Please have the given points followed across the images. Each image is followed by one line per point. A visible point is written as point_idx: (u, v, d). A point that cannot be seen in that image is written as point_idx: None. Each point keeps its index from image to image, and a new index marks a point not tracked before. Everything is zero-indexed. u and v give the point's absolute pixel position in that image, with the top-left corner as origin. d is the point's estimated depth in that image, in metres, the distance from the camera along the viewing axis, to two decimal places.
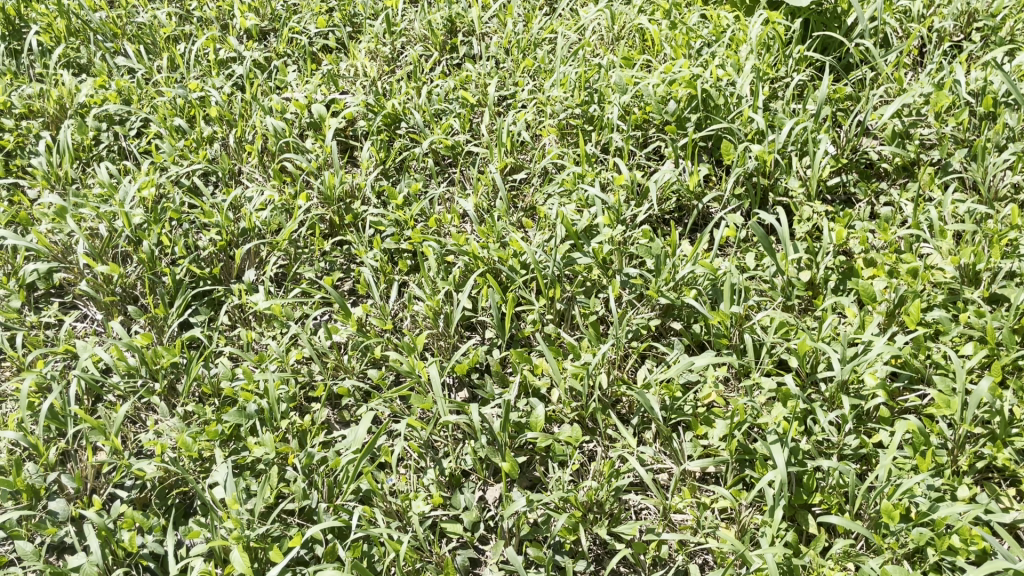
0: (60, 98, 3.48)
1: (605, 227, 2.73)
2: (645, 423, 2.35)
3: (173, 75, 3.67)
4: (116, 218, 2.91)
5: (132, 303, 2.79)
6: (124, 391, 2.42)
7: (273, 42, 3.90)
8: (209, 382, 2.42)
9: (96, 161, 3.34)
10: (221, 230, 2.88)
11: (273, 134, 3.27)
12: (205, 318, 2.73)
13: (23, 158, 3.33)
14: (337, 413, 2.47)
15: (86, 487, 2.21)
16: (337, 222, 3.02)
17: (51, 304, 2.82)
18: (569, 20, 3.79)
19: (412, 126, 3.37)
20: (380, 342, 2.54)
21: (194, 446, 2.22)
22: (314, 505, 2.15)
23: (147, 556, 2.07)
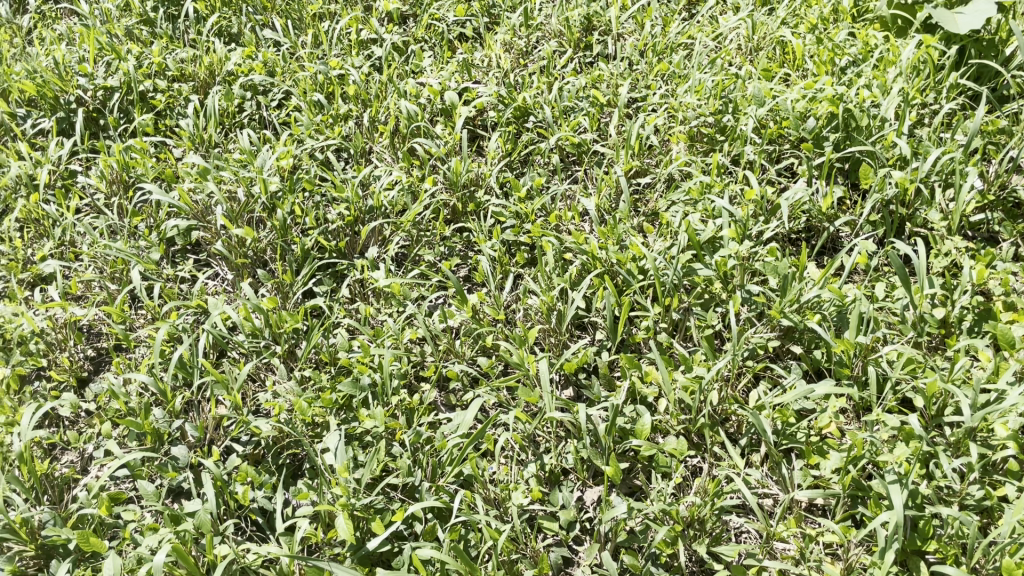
0: (210, 64, 3.63)
1: (731, 241, 2.66)
2: (754, 445, 2.29)
3: (316, 52, 3.79)
4: (254, 185, 3.04)
5: (261, 267, 2.91)
6: (247, 350, 2.52)
7: (412, 26, 3.99)
8: (328, 350, 2.53)
9: (238, 128, 3.48)
10: (350, 205, 2.98)
11: (405, 116, 3.34)
12: (328, 289, 2.81)
13: (171, 118, 3.48)
14: (445, 396, 2.52)
15: (206, 437, 2.32)
16: (460, 209, 3.08)
17: (186, 260, 2.96)
18: (707, 28, 3.73)
19: (540, 121, 3.39)
20: (492, 332, 2.57)
21: (309, 411, 2.30)
22: (417, 483, 2.19)
23: (257, 511, 2.15)
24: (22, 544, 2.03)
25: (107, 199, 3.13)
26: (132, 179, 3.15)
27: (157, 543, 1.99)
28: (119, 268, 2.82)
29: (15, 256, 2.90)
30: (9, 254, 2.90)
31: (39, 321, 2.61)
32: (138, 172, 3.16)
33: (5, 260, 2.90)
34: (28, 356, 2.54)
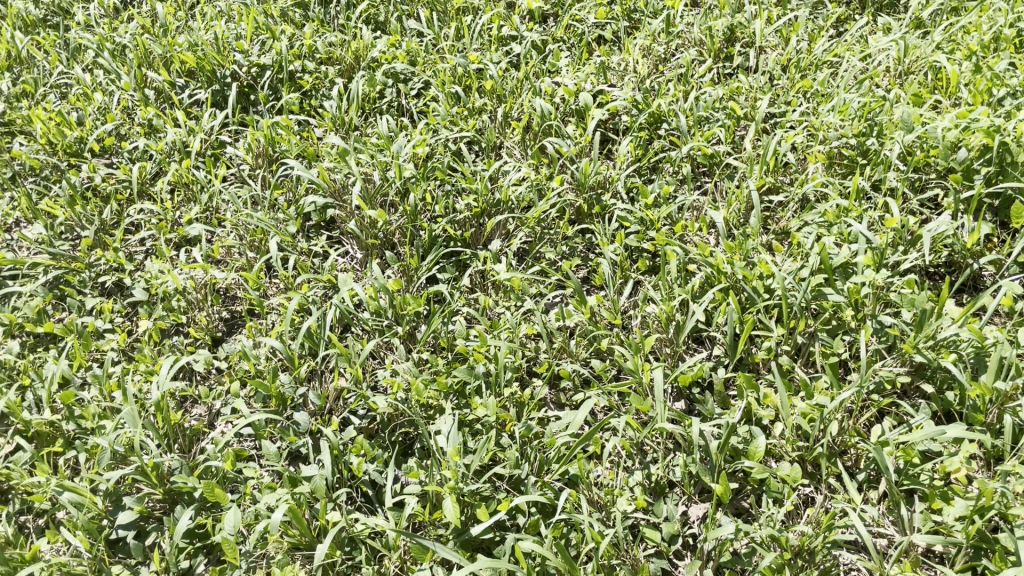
0: (357, 50, 3.75)
1: (867, 268, 2.56)
2: (872, 481, 2.21)
3: (457, 45, 3.88)
4: (389, 170, 3.14)
5: (390, 249, 2.99)
6: (370, 327, 2.63)
7: (552, 26, 4.03)
8: (446, 336, 2.59)
9: (377, 114, 3.59)
10: (479, 197, 3.04)
11: (539, 114, 3.37)
12: (450, 276, 2.88)
13: (316, 99, 3.63)
14: (555, 394, 2.53)
15: (326, 407, 2.42)
16: (585, 210, 3.07)
17: (320, 235, 3.08)
18: (856, 48, 3.61)
19: (674, 129, 3.36)
20: (608, 335, 2.56)
21: (424, 393, 2.36)
22: (523, 476, 2.21)
23: (368, 483, 2.22)
24: (152, 486, 2.16)
25: (252, 171, 3.30)
26: (276, 154, 3.30)
27: (274, 502, 2.07)
28: (258, 238, 2.96)
29: (164, 217, 3.08)
30: (160, 215, 3.08)
31: (182, 280, 2.77)
32: (283, 148, 3.31)
33: (155, 219, 3.08)
34: (170, 312, 2.70)
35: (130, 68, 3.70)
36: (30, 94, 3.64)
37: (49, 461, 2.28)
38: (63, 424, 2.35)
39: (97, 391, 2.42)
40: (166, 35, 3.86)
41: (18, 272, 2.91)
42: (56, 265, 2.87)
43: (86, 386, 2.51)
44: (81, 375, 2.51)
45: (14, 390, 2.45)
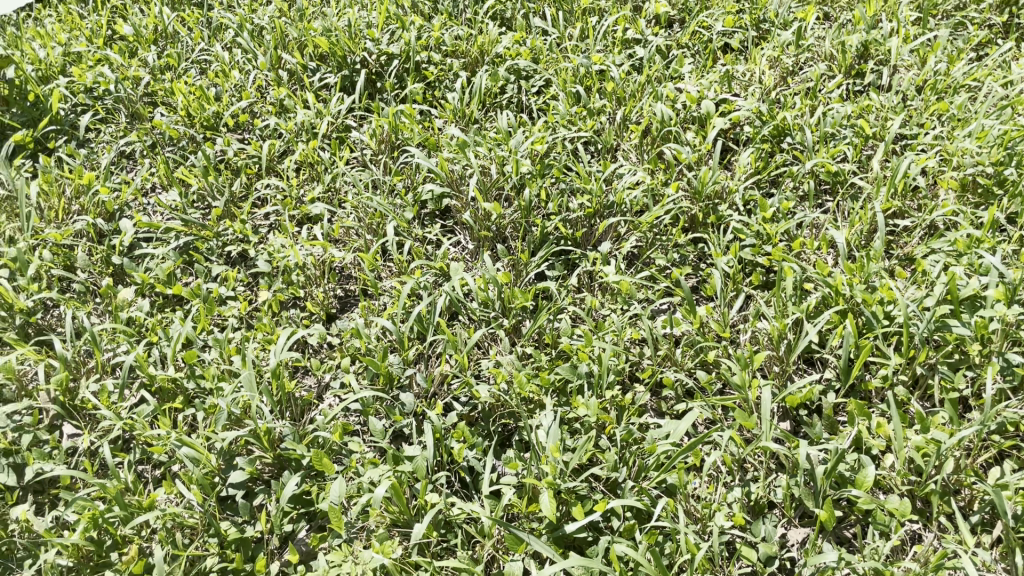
0: (483, 44, 3.80)
1: (997, 303, 2.44)
2: (986, 524, 2.11)
3: (581, 45, 3.88)
4: (506, 164, 3.18)
5: (501, 242, 3.03)
6: (478, 317, 2.68)
7: (678, 31, 3.99)
8: (551, 333, 2.60)
9: (498, 109, 3.62)
10: (593, 198, 3.02)
11: (660, 119, 3.34)
12: (559, 274, 2.88)
13: (440, 90, 3.71)
14: (656, 401, 2.50)
15: (431, 390, 2.48)
16: (700, 219, 3.01)
17: (434, 223, 3.14)
18: (998, 73, 3.45)
19: (797, 143, 3.28)
20: (716, 348, 2.51)
21: (527, 387, 2.38)
22: (620, 479, 2.21)
23: (466, 469, 2.27)
24: (263, 450, 2.26)
25: (375, 156, 3.39)
26: (398, 142, 3.39)
27: (377, 478, 2.15)
28: (376, 221, 3.06)
29: (289, 194, 3.21)
30: (285, 191, 3.21)
31: (302, 256, 2.89)
32: (405, 136, 3.40)
33: (280, 195, 3.21)
34: (289, 285, 2.83)
35: (266, 49, 3.85)
36: (173, 67, 3.82)
37: (170, 416, 2.41)
38: (185, 382, 2.48)
39: (218, 354, 2.55)
40: (302, 19, 4.00)
41: (152, 236, 3.08)
42: (188, 231, 3.03)
43: (207, 348, 2.64)
44: (204, 337, 2.65)
45: (143, 345, 2.59)
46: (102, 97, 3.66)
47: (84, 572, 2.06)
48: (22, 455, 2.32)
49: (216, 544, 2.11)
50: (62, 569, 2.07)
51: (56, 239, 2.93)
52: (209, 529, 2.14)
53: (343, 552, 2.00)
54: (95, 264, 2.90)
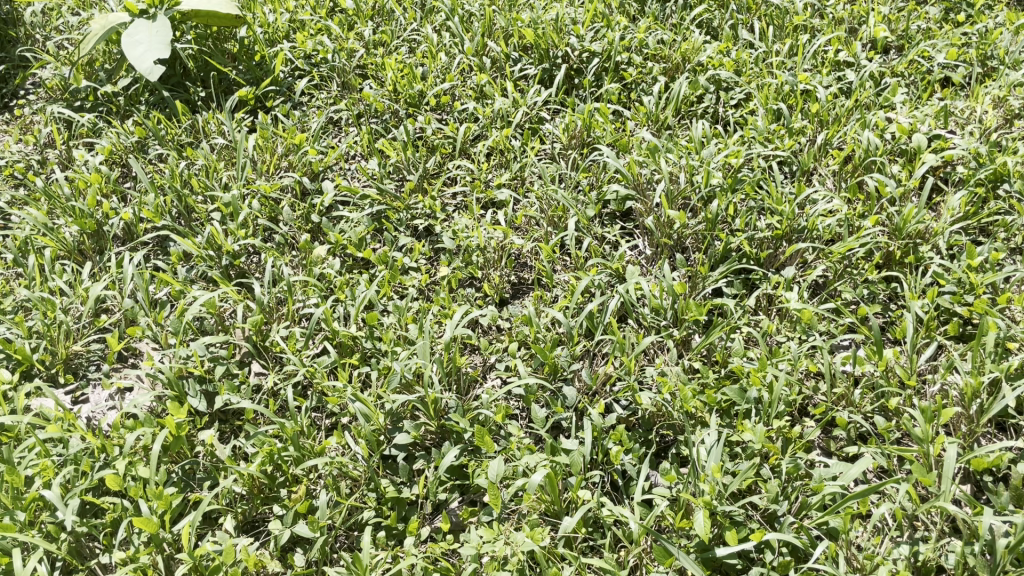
0: (687, 51, 3.76)
1: None
2: None
3: (787, 62, 3.76)
4: (696, 173, 3.12)
5: (680, 252, 2.98)
6: (649, 324, 2.65)
7: (894, 59, 3.78)
8: (722, 351, 2.54)
9: (693, 117, 3.57)
10: (783, 220, 2.91)
11: (865, 147, 3.18)
12: (736, 293, 2.79)
13: (636, 93, 3.69)
14: (825, 440, 2.39)
15: (594, 388, 2.49)
16: (896, 257, 2.85)
17: (615, 224, 3.14)
18: None
19: (1015, 192, 3.03)
20: (899, 395, 2.38)
21: (692, 401, 2.34)
22: (779, 512, 2.13)
23: (620, 473, 2.26)
24: (428, 418, 2.38)
25: (564, 150, 3.43)
26: (590, 139, 3.41)
27: (534, 464, 2.19)
28: (558, 214, 3.09)
29: (478, 176, 3.31)
30: (475, 173, 3.31)
31: (485, 238, 2.98)
32: (596, 134, 3.42)
33: (470, 178, 3.31)
34: (469, 265, 2.92)
35: (474, 35, 3.97)
36: (386, 44, 4.01)
37: (347, 370, 2.56)
38: (363, 341, 2.63)
39: (396, 320, 2.69)
40: (512, 9, 4.10)
41: (348, 200, 3.26)
42: (381, 201, 3.19)
43: (386, 313, 2.77)
44: (384, 303, 2.78)
45: (331, 301, 2.76)
46: (318, 64, 3.89)
47: (254, 501, 2.22)
48: (215, 384, 2.51)
49: (374, 499, 2.23)
50: (236, 495, 2.24)
51: (265, 190, 3.17)
52: (369, 484, 2.26)
53: (494, 530, 2.05)
54: (296, 219, 3.11)
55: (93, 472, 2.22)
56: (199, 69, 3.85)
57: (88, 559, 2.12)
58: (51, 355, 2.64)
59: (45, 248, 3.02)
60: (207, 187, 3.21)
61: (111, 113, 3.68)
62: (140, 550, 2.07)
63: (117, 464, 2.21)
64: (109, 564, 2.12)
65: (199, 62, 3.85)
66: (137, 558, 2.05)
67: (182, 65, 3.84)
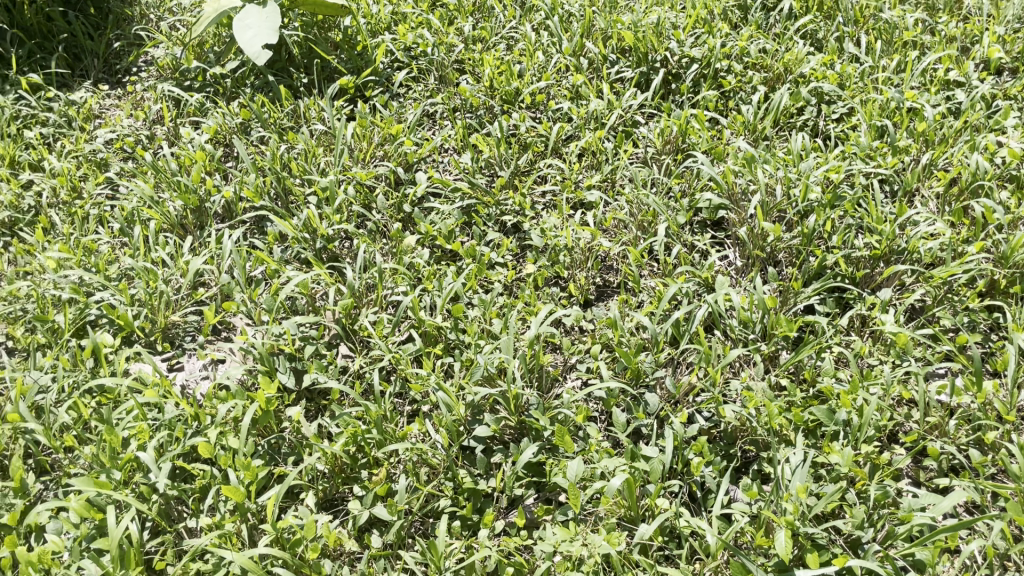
0: (789, 61, 3.68)
1: None
2: None
3: (894, 78, 3.64)
4: (793, 187, 3.06)
5: (772, 265, 2.92)
6: (736, 336, 2.61)
7: (1008, 80, 3.63)
8: (812, 369, 2.48)
9: (792, 129, 3.49)
10: (882, 240, 2.83)
11: (973, 170, 3.06)
12: (828, 311, 2.73)
13: (734, 101, 3.63)
14: (914, 469, 2.32)
15: (676, 397, 2.46)
16: (1001, 286, 2.74)
17: (706, 233, 3.10)
18: None
19: None
20: (998, 429, 2.28)
21: (778, 418, 2.29)
22: (863, 539, 2.08)
23: (699, 484, 2.23)
24: (509, 413, 2.39)
25: (657, 154, 3.39)
26: (685, 145, 3.37)
27: (612, 468, 2.18)
28: (648, 219, 3.05)
29: (569, 176, 3.31)
30: (566, 173, 3.31)
31: (573, 237, 2.97)
32: (692, 141, 3.37)
33: (560, 177, 3.31)
34: (555, 264, 2.92)
35: (572, 35, 3.97)
36: (484, 40, 4.04)
37: (430, 359, 2.60)
38: (448, 332, 2.66)
39: (481, 313, 2.71)
40: (612, 11, 4.08)
41: (440, 192, 3.30)
42: (472, 195, 3.22)
43: (471, 306, 2.79)
44: (470, 296, 2.80)
45: (418, 290, 2.80)
46: (417, 57, 3.95)
47: (336, 480, 2.27)
48: (303, 362, 2.58)
49: (451, 488, 2.26)
50: (318, 473, 2.30)
51: (361, 177, 3.23)
52: (447, 473, 2.29)
53: (571, 530, 2.06)
54: (389, 208, 3.17)
55: (185, 438, 2.31)
56: (303, 56, 3.95)
57: (175, 521, 2.20)
58: (151, 323, 2.74)
59: (150, 220, 3.14)
60: (305, 171, 3.30)
61: (217, 94, 3.80)
62: (225, 518, 2.14)
63: (208, 433, 2.29)
64: (195, 528, 2.19)
65: (304, 49, 3.95)
66: (223, 525, 2.12)
67: (288, 51, 3.95)
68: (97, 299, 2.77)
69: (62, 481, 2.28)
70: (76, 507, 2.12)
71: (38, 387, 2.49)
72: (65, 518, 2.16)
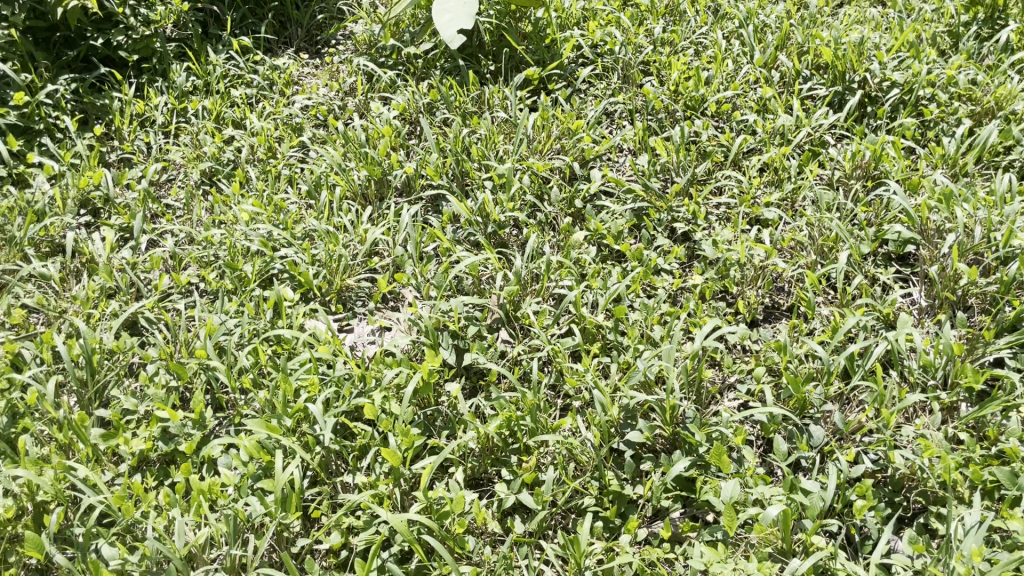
0: (1002, 96, 3.42)
1: None
2: None
3: None
4: (994, 230, 2.85)
5: (960, 310, 2.74)
6: (914, 379, 2.46)
7: None
8: (995, 427, 2.31)
9: (997, 169, 3.25)
10: None
11: None
12: (1020, 367, 2.53)
13: (935, 132, 3.42)
14: None
15: (841, 433, 2.36)
16: None
17: (889, 267, 2.94)
18: None
19: None
20: None
21: (953, 473, 2.15)
22: None
23: (857, 528, 2.13)
24: (663, 422, 2.36)
25: (844, 178, 3.24)
26: (876, 172, 3.21)
27: (768, 496, 2.11)
28: (828, 244, 2.92)
29: (748, 190, 3.21)
30: (744, 187, 3.22)
31: (746, 253, 2.88)
32: (884, 168, 3.20)
33: (738, 189, 3.22)
34: (725, 278, 2.85)
35: (766, 46, 3.85)
36: (673, 43, 3.97)
37: (588, 356, 2.60)
38: (609, 332, 2.65)
39: (644, 318, 2.69)
40: (811, 26, 3.93)
41: (612, 191, 3.28)
42: (645, 198, 3.19)
43: (634, 309, 2.77)
44: (633, 299, 2.78)
45: (583, 286, 2.80)
46: (604, 55, 3.94)
47: (485, 461, 2.32)
48: (466, 341, 2.65)
49: (596, 487, 2.25)
50: (470, 451, 2.35)
51: (538, 168, 3.27)
52: (595, 472, 2.28)
53: (720, 552, 2.02)
54: (561, 202, 3.19)
55: (350, 398, 2.42)
56: (493, 44, 4.04)
57: (333, 475, 2.32)
58: (328, 284, 2.88)
59: (335, 186, 3.30)
60: (484, 156, 3.37)
61: (408, 73, 3.94)
62: (380, 479, 2.24)
63: (373, 396, 2.39)
64: (350, 484, 2.30)
65: (495, 38, 4.03)
66: (377, 485, 2.23)
67: (479, 38, 4.05)
68: (282, 255, 2.94)
69: (237, 420, 2.44)
70: (247, 446, 2.28)
71: (225, 328, 2.68)
72: (236, 455, 2.31)
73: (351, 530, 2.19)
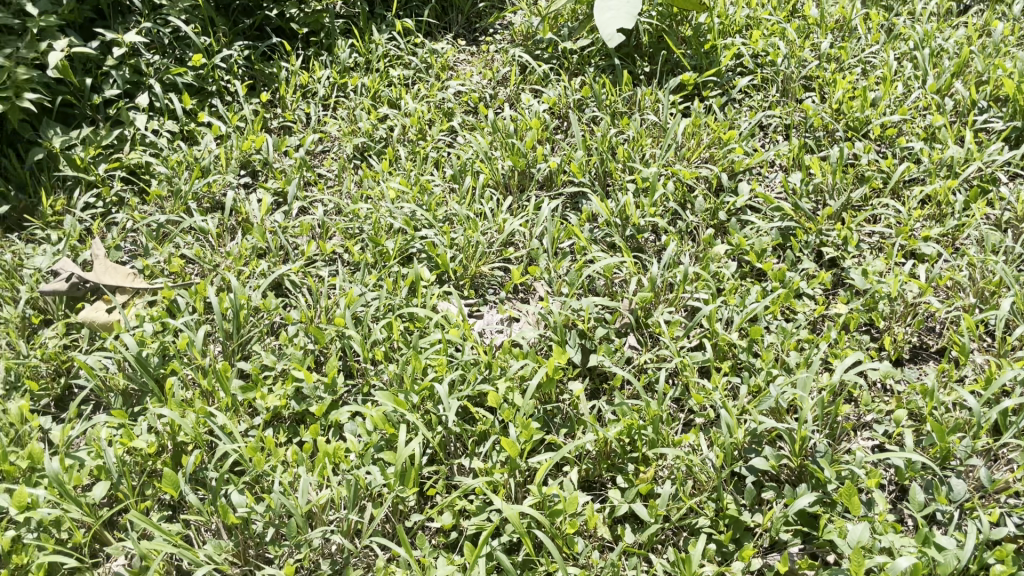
0: None
1: None
2: None
3: None
4: None
5: None
6: None
7: None
8: None
9: None
10: None
11: None
12: None
13: None
14: None
15: (984, 491, 2.21)
16: None
17: None
18: None
19: None
20: None
21: None
22: None
23: None
24: (790, 453, 2.27)
25: (1015, 220, 3.02)
26: None
27: (899, 546, 2.02)
28: (990, 288, 2.73)
29: (905, 221, 3.05)
30: (902, 217, 3.05)
31: (899, 287, 2.74)
32: None
33: (895, 219, 3.06)
34: (871, 310, 2.72)
35: (942, 71, 3.63)
36: (840, 60, 3.80)
37: (717, 373, 2.54)
38: (742, 352, 2.58)
39: (780, 341, 2.60)
40: (995, 54, 3.68)
41: (759, 208, 3.19)
42: (793, 217, 3.08)
43: (770, 330, 2.68)
44: (769, 320, 2.69)
45: (719, 301, 2.73)
46: (764, 65, 3.82)
47: (601, 465, 2.30)
48: (594, 342, 2.64)
49: (713, 509, 2.19)
50: (587, 452, 2.34)
51: (684, 175, 3.21)
52: (713, 492, 2.23)
53: None
54: (704, 212, 3.12)
55: (475, 384, 2.46)
56: (650, 45, 3.99)
57: (451, 456, 2.36)
58: (463, 269, 2.93)
59: (480, 173, 3.34)
60: (630, 157, 3.33)
61: (562, 68, 3.95)
62: (497, 467, 2.27)
63: (498, 385, 2.42)
64: (466, 468, 2.34)
65: (653, 39, 3.98)
66: (493, 473, 2.26)
67: (637, 38, 4.00)
68: (422, 236, 3.01)
69: (365, 390, 2.52)
70: (373, 417, 2.35)
71: (363, 301, 2.77)
72: (362, 423, 2.38)
73: (463, 513, 2.22)
